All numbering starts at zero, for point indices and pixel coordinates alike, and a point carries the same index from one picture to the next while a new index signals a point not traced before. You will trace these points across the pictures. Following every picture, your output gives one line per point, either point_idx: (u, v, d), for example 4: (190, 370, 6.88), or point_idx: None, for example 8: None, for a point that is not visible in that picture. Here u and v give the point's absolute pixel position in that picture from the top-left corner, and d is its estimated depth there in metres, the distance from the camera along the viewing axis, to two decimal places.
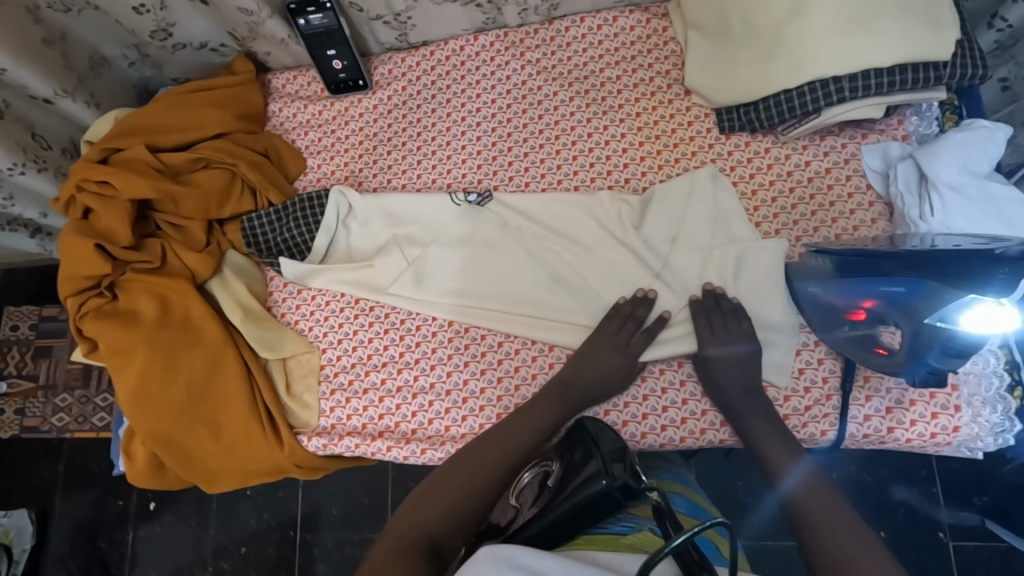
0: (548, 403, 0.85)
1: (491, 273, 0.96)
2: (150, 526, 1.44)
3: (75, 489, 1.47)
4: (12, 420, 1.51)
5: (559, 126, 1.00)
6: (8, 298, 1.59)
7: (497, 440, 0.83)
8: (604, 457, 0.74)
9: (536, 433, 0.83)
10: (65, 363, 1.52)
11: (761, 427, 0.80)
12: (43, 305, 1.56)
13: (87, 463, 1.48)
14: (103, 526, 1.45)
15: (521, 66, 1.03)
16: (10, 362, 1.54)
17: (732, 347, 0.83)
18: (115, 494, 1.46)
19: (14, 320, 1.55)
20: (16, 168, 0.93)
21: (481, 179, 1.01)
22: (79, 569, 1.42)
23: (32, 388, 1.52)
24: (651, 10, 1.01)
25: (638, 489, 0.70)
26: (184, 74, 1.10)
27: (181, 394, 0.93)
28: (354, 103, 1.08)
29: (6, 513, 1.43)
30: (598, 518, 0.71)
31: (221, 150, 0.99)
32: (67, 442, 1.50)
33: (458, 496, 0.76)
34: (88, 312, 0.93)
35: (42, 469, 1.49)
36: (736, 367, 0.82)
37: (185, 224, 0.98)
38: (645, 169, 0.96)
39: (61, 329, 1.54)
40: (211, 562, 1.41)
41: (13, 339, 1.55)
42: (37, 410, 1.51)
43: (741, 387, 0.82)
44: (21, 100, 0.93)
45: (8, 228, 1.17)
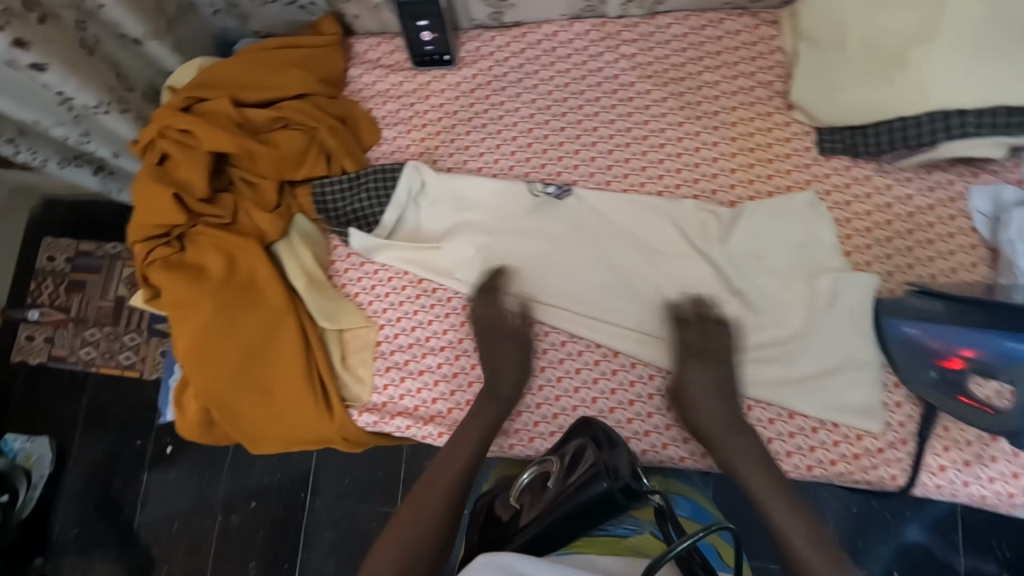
0: (483, 409, 0.86)
1: (546, 265, 0.95)
2: (165, 469, 1.46)
3: (96, 425, 1.49)
4: (41, 347, 1.53)
5: (649, 126, 0.97)
6: (47, 228, 1.60)
7: (452, 457, 0.83)
8: (610, 457, 0.72)
9: (476, 447, 0.83)
10: (97, 300, 1.52)
11: (737, 439, 0.79)
12: (81, 240, 1.55)
13: (111, 400, 1.50)
14: (120, 464, 1.47)
15: (616, 59, 1.00)
16: (44, 292, 1.54)
17: (712, 358, 0.82)
18: (134, 434, 1.48)
19: (50, 252, 1.55)
20: (101, 107, 0.89)
21: (561, 171, 0.99)
22: (93, 506, 1.45)
23: (63, 319, 1.52)
24: (760, 16, 0.96)
25: (638, 490, 0.69)
26: (266, 28, 1.08)
27: (237, 353, 0.92)
28: (437, 78, 1.06)
29: (31, 439, 1.45)
30: (601, 518, 0.70)
31: (305, 112, 0.97)
32: (92, 376, 1.51)
33: (422, 538, 0.76)
34: (156, 260, 0.93)
35: (67, 401, 1.51)
36: (713, 379, 0.81)
37: (259, 183, 0.96)
38: (735, 182, 0.92)
39: (97, 264, 1.54)
40: (221, 514, 1.42)
41: (49, 269, 1.55)
42: (66, 342, 1.52)
43: (715, 397, 0.81)
44: (111, 39, 0.91)
45: (74, 163, 1.18)
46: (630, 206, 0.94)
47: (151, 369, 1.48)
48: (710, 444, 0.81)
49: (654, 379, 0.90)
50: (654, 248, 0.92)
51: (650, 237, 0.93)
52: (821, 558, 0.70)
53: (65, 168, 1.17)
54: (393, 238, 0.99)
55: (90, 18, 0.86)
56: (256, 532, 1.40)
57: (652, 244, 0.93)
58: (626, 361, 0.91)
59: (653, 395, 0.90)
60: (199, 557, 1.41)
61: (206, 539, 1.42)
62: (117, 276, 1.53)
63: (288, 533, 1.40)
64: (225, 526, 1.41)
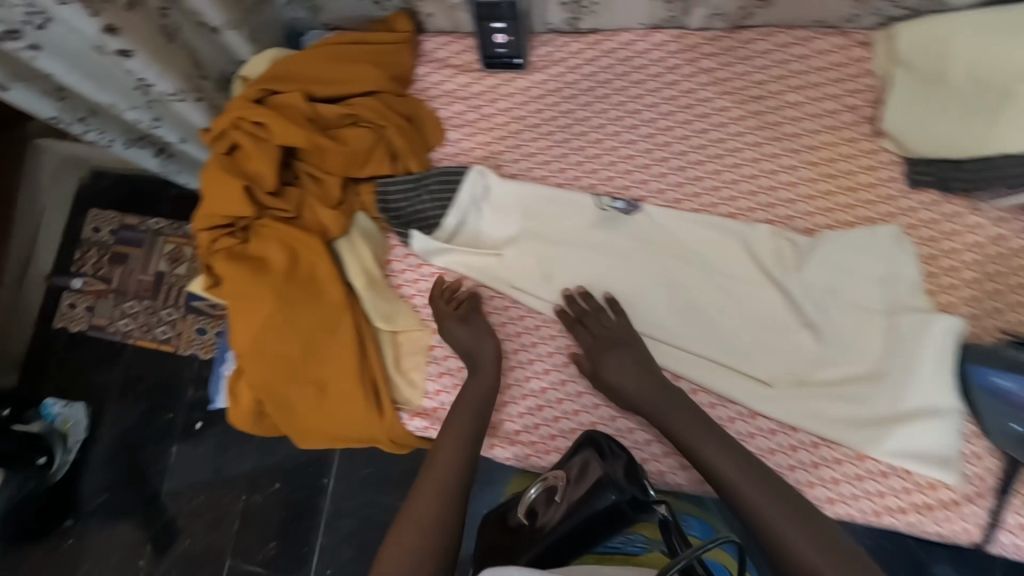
0: (475, 389, 0.89)
1: (609, 281, 0.94)
2: (192, 445, 1.46)
3: (130, 395, 1.50)
4: (81, 316, 1.55)
5: (724, 145, 0.94)
6: (91, 199, 1.60)
7: (451, 438, 0.85)
8: (613, 470, 0.80)
9: (472, 430, 0.85)
10: (138, 273, 1.55)
11: (683, 426, 0.80)
12: (125, 214, 1.58)
13: (144, 372, 1.51)
14: (149, 437, 1.47)
15: (694, 73, 0.97)
16: (88, 262, 1.57)
17: (615, 342, 0.88)
18: (166, 407, 1.49)
19: (96, 223, 1.58)
20: (177, 96, 0.89)
21: (629, 186, 0.97)
22: (122, 473, 1.45)
23: (104, 290, 1.56)
24: (851, 36, 0.92)
25: (644, 502, 0.79)
26: (337, 20, 1.07)
27: (296, 348, 0.92)
28: (507, 81, 1.04)
29: (68, 403, 1.46)
30: (610, 526, 0.80)
31: (375, 111, 0.96)
32: (129, 348, 1.53)
33: (435, 519, 0.75)
34: (220, 250, 0.93)
35: (103, 370, 1.52)
36: (628, 360, 0.86)
37: (324, 179, 0.96)
38: (813, 209, 0.89)
39: (139, 238, 1.56)
40: (245, 493, 1.43)
41: (94, 240, 1.58)
42: (106, 312, 1.55)
43: (637, 374, 0.85)
44: (190, 26, 0.91)
45: (137, 144, 1.18)
46: (697, 226, 0.92)
47: (185, 346, 1.51)
48: (673, 440, 0.80)
49: (717, 407, 0.86)
50: (721, 272, 0.90)
51: (718, 259, 0.90)
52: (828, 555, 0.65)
53: (129, 148, 1.18)
54: (453, 243, 0.98)
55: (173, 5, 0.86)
56: (278, 512, 1.41)
57: (718, 267, 0.90)
58: (687, 387, 0.88)
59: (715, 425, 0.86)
60: (219, 538, 1.41)
61: (229, 516, 1.42)
62: (157, 251, 1.56)
63: (309, 518, 1.40)
64: (248, 505, 1.42)
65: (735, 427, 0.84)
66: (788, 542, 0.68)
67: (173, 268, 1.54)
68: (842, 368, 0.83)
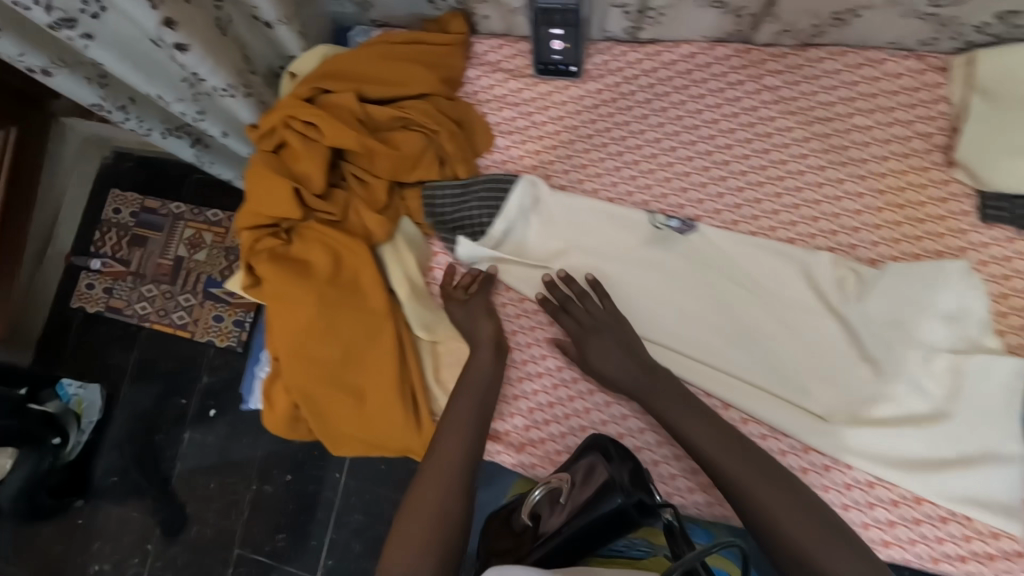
0: (476, 373, 0.88)
1: (659, 301, 0.92)
2: (206, 430, 1.45)
3: (145, 377, 1.49)
4: (99, 296, 1.54)
5: (786, 167, 0.91)
6: (116, 181, 1.59)
7: (455, 424, 0.85)
8: (619, 473, 0.77)
9: (474, 415, 0.85)
10: (157, 256, 1.54)
11: (679, 416, 0.81)
12: (146, 196, 1.57)
13: (160, 356, 1.50)
14: (163, 420, 1.46)
15: (757, 90, 0.93)
16: (107, 242, 1.56)
17: (597, 328, 0.88)
18: (178, 392, 1.47)
19: (116, 204, 1.57)
20: (228, 91, 0.86)
21: (684, 205, 0.94)
22: (134, 456, 1.44)
23: (122, 271, 1.55)
24: (927, 59, 0.88)
25: (652, 506, 0.75)
26: (387, 18, 1.04)
27: (336, 354, 0.90)
28: (560, 89, 1.01)
29: (83, 385, 1.43)
30: (614, 531, 0.76)
31: (426, 114, 0.93)
32: (145, 331, 1.52)
33: (442, 505, 0.78)
34: (263, 252, 0.91)
35: (119, 352, 1.52)
36: (612, 346, 0.87)
37: (371, 181, 0.93)
38: (878, 239, 0.86)
39: (159, 222, 1.55)
40: (257, 482, 1.41)
41: (113, 221, 1.57)
42: (123, 294, 1.54)
43: (620, 359, 0.86)
44: (243, 19, 0.88)
45: (174, 134, 1.14)
46: (753, 248, 0.89)
47: (201, 333, 1.49)
48: (669, 429, 0.81)
49: (767, 439, 0.84)
50: (778, 299, 0.87)
51: (775, 286, 0.88)
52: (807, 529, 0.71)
53: (166, 139, 1.14)
54: (499, 252, 0.96)
55: None
56: (288, 503, 1.39)
57: (774, 292, 0.88)
58: (736, 416, 0.86)
59: None
60: (230, 531, 1.39)
61: (239, 504, 1.40)
62: (178, 236, 1.54)
63: (320, 512, 1.37)
64: (260, 495, 1.40)
65: (786, 460, 0.82)
66: (790, 533, 0.71)
67: (192, 254, 1.52)
68: (898, 405, 0.81)
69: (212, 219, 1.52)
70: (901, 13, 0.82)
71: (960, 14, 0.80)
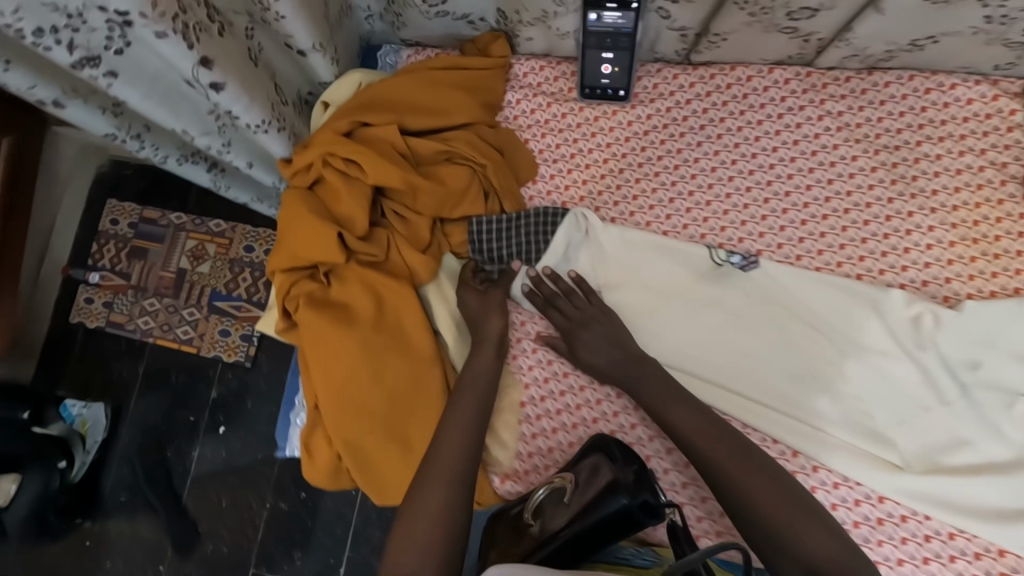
0: (473, 379, 0.84)
1: (717, 340, 0.88)
2: (216, 446, 1.38)
3: (150, 391, 1.42)
4: (100, 312, 1.45)
5: (851, 198, 0.87)
6: (114, 191, 1.50)
7: (453, 424, 0.80)
8: (623, 474, 0.77)
9: (473, 418, 0.80)
10: (159, 269, 1.46)
11: (667, 406, 0.81)
12: (146, 207, 1.48)
13: (165, 371, 1.42)
14: (171, 437, 1.39)
15: (818, 116, 0.89)
16: (106, 255, 1.47)
17: (584, 322, 0.87)
18: (186, 407, 1.40)
19: (114, 215, 1.48)
20: (263, 126, 0.79)
21: (743, 238, 0.89)
22: (142, 473, 1.38)
23: (122, 285, 1.46)
24: (1001, 84, 0.83)
25: (655, 507, 0.76)
26: (419, 38, 0.98)
27: (383, 404, 0.85)
28: (607, 114, 0.95)
29: (86, 404, 1.38)
30: (621, 530, 0.78)
31: (471, 145, 0.88)
32: (150, 346, 1.44)
33: (446, 504, 0.74)
34: (301, 296, 0.85)
35: (121, 368, 1.43)
36: (602, 338, 0.86)
37: (413, 219, 0.88)
38: (951, 275, 0.82)
39: (160, 233, 1.47)
40: (270, 498, 1.34)
41: (111, 233, 1.48)
42: (125, 308, 1.45)
43: (608, 352, 0.85)
44: (274, 46, 0.82)
45: (191, 160, 1.04)
46: (817, 284, 0.85)
47: (208, 348, 1.41)
48: (653, 414, 0.82)
49: (840, 487, 0.81)
50: (846, 337, 0.84)
51: (842, 323, 0.84)
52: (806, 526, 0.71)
53: (182, 165, 1.04)
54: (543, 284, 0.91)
55: (259, 25, 0.78)
56: (305, 518, 1.33)
57: (840, 329, 0.84)
58: (806, 463, 0.82)
59: (837, 507, 0.80)
60: (243, 556, 1.33)
61: (254, 524, 1.34)
62: (179, 248, 1.46)
63: (337, 528, 1.32)
64: (274, 512, 1.34)
65: (860, 510, 0.80)
66: (772, 518, 0.72)
67: (195, 266, 1.44)
68: (975, 450, 0.78)
69: (214, 229, 1.45)
70: (984, 40, 0.78)
71: None
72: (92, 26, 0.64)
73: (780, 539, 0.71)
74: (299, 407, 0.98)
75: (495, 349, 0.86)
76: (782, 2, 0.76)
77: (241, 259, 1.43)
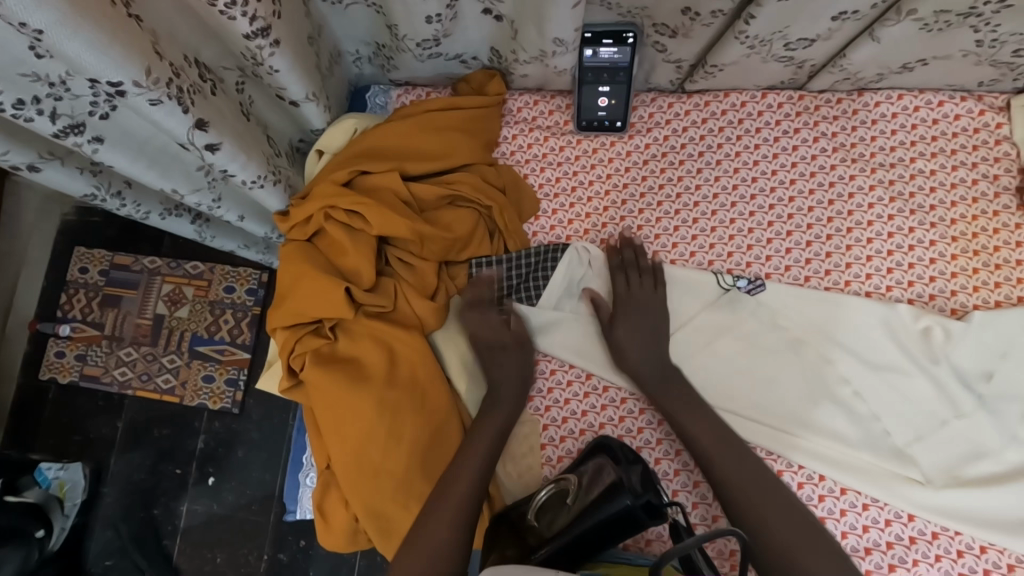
0: (485, 441, 0.81)
1: (734, 370, 0.85)
2: (209, 500, 1.31)
3: (133, 446, 1.34)
4: (72, 366, 1.37)
5: (852, 217, 0.87)
6: (80, 237, 1.42)
7: (455, 480, 0.78)
8: (626, 475, 0.76)
9: (483, 463, 0.79)
10: (135, 317, 1.38)
11: (685, 416, 0.80)
12: (117, 252, 1.40)
13: (149, 424, 1.35)
14: (159, 493, 1.32)
15: (814, 137, 0.89)
16: (76, 306, 1.39)
17: (638, 306, 0.86)
18: (173, 461, 1.33)
19: (84, 263, 1.40)
20: (258, 181, 0.76)
21: (750, 262, 0.88)
22: (130, 533, 1.30)
23: (96, 336, 1.38)
24: (986, 100, 0.86)
25: (658, 506, 0.75)
26: (410, 78, 0.96)
27: (401, 464, 0.81)
28: (606, 145, 0.93)
29: (62, 465, 1.26)
30: (622, 529, 0.76)
31: (475, 187, 0.87)
32: (129, 399, 1.36)
33: (448, 542, 0.74)
34: (305, 354, 0.82)
35: (100, 424, 1.35)
36: (644, 330, 0.85)
37: (418, 265, 0.86)
38: (956, 287, 0.83)
39: (134, 279, 1.39)
40: (269, 550, 1.28)
41: (81, 282, 1.40)
42: (100, 360, 1.37)
43: (648, 339, 0.84)
44: (264, 98, 0.79)
45: (174, 214, 0.96)
46: (829, 306, 0.84)
47: (191, 397, 1.34)
48: (669, 419, 0.81)
49: (870, 509, 0.80)
50: (865, 359, 0.83)
51: (855, 340, 0.83)
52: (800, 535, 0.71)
53: (165, 220, 0.96)
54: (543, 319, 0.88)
55: (249, 78, 0.75)
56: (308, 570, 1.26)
57: (855, 348, 0.83)
58: (834, 486, 0.81)
59: (868, 528, 0.79)
60: None
61: None
62: (155, 293, 1.39)
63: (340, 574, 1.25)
64: (274, 564, 1.27)
65: (892, 530, 0.79)
66: (779, 540, 0.71)
67: (173, 311, 1.37)
68: (995, 460, 0.79)
69: (191, 271, 1.38)
70: (972, 62, 0.80)
71: None
72: (76, 93, 0.61)
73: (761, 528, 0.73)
74: (308, 467, 0.96)
75: (510, 403, 0.84)
76: (781, 34, 0.77)
77: (221, 300, 1.37)
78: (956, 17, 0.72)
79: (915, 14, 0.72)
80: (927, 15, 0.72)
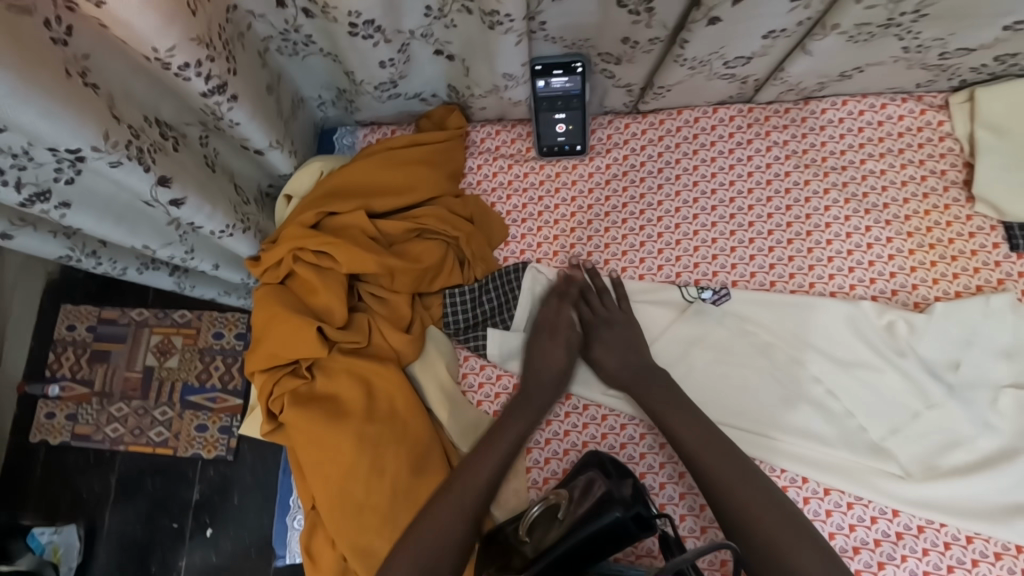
0: (456, 502, 0.78)
1: (710, 380, 0.86)
2: (206, 552, 1.29)
3: (125, 502, 1.32)
4: (62, 425, 1.36)
5: (811, 220, 0.89)
6: (65, 295, 1.42)
7: (415, 547, 0.76)
8: (619, 487, 0.75)
9: (464, 512, 0.78)
10: (124, 370, 1.38)
11: (671, 417, 0.80)
12: (104, 307, 1.41)
13: (142, 479, 1.33)
14: (155, 548, 1.30)
15: (767, 146, 0.92)
16: (64, 364, 1.39)
17: (604, 324, 0.89)
18: (168, 514, 1.31)
19: (71, 320, 1.40)
20: (227, 231, 0.78)
21: (717, 271, 0.90)
22: None
23: (86, 394, 1.37)
24: (925, 100, 0.90)
25: (647, 516, 0.74)
26: (373, 118, 0.99)
27: (384, 500, 0.80)
28: (568, 168, 0.96)
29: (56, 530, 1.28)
30: (614, 543, 0.75)
31: (441, 219, 0.89)
32: (120, 454, 1.34)
33: None
34: (283, 394, 0.82)
35: (92, 483, 1.33)
36: (621, 341, 0.87)
37: (391, 298, 0.87)
38: (917, 282, 0.85)
39: (122, 332, 1.39)
40: None
41: (69, 339, 1.40)
42: (90, 418, 1.36)
43: (620, 352, 0.86)
44: (229, 148, 0.82)
45: (151, 268, 0.97)
46: (796, 308, 0.85)
47: (184, 447, 1.33)
48: (654, 420, 0.81)
49: (855, 507, 0.80)
50: (836, 358, 0.84)
51: (825, 340, 0.84)
52: (782, 526, 0.71)
53: (142, 274, 0.97)
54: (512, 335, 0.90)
55: (212, 132, 0.78)
56: None
57: (826, 346, 0.84)
58: (818, 487, 0.81)
59: (855, 527, 0.79)
60: None
61: None
62: (143, 345, 1.38)
63: None
64: None
65: (879, 526, 0.79)
66: (763, 535, 0.71)
67: (162, 361, 1.37)
68: (969, 448, 0.80)
69: (179, 320, 1.39)
70: (904, 66, 0.84)
71: (962, 61, 0.82)
72: (39, 161, 0.63)
73: (744, 520, 0.72)
74: (296, 510, 0.95)
75: (506, 442, 0.82)
76: (718, 54, 0.80)
77: (210, 346, 1.37)
78: (878, 28, 0.76)
79: (838, 28, 0.75)
80: (850, 28, 0.75)
